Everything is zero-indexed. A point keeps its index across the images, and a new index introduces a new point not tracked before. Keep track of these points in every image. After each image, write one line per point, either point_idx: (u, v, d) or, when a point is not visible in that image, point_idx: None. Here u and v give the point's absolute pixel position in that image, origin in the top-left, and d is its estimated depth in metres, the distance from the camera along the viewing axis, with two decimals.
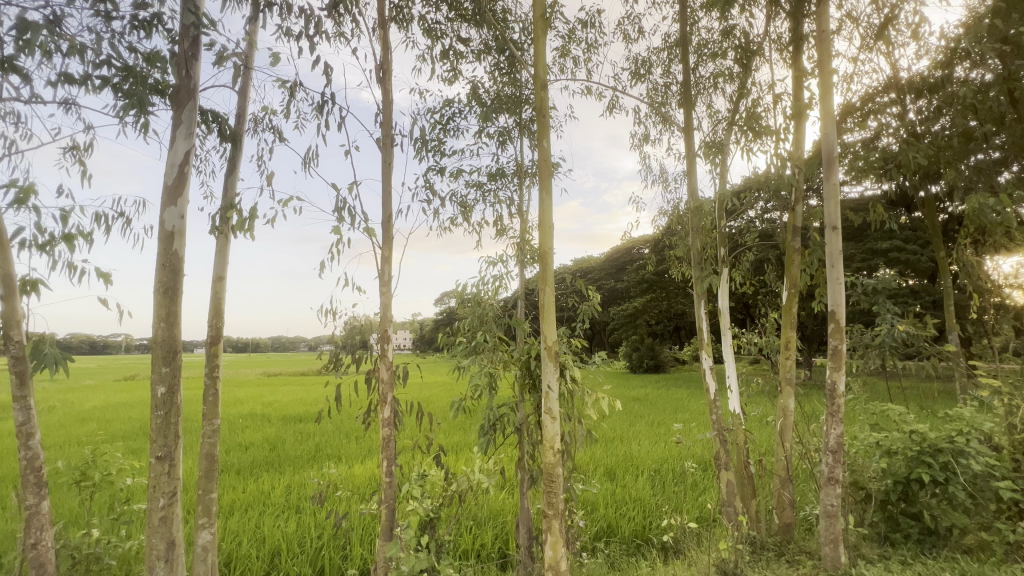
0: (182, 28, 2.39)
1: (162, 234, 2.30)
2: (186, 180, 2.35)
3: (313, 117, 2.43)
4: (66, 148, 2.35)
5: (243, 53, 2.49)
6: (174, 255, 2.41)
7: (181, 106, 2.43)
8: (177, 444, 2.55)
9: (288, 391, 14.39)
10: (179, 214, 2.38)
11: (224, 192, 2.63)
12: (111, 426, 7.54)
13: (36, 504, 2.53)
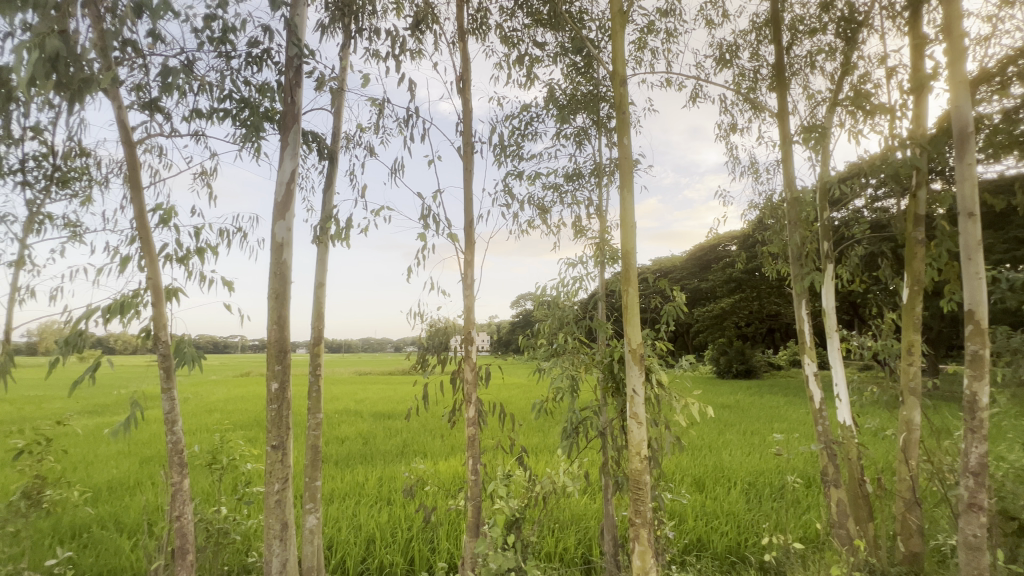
0: (287, 60, 2.67)
1: (273, 246, 2.57)
2: (292, 196, 2.61)
3: (400, 131, 2.58)
4: (198, 173, 2.72)
5: (337, 77, 2.72)
6: (284, 264, 2.68)
7: (287, 129, 2.71)
8: (288, 435, 2.83)
9: (378, 389, 15.38)
10: (287, 227, 2.64)
11: (324, 205, 2.88)
12: (232, 417, 8.55)
13: (179, 482, 2.93)
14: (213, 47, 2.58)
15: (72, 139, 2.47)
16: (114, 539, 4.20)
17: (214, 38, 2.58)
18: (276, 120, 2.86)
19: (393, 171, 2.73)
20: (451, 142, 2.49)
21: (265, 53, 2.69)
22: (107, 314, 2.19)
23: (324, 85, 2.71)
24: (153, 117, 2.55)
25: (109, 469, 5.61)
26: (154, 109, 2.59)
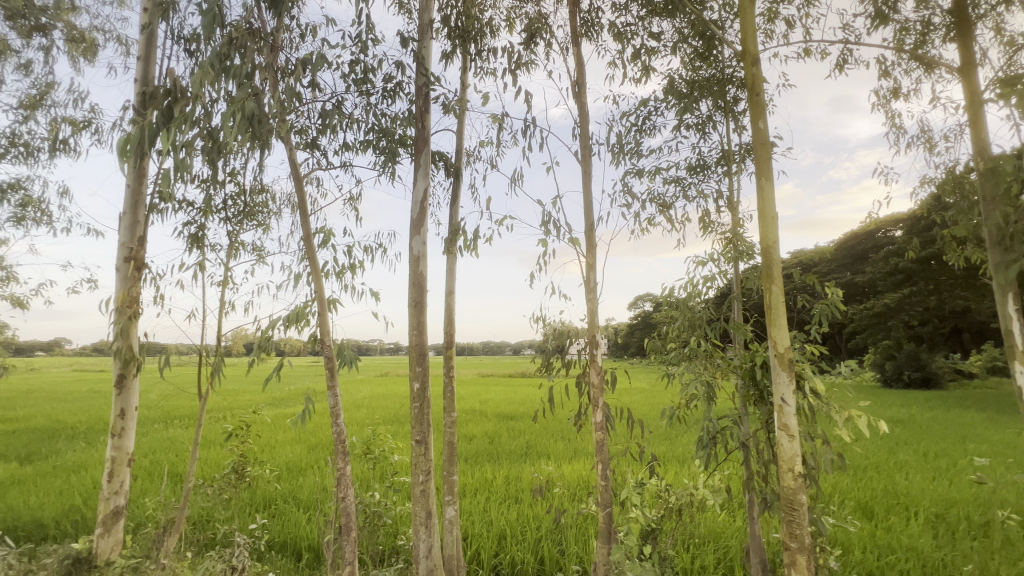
0: (417, 89, 2.94)
1: (411, 259, 2.84)
2: (425, 212, 2.86)
3: (519, 142, 2.68)
4: (349, 198, 3.14)
5: (460, 98, 2.93)
6: (421, 275, 2.95)
7: (419, 152, 2.98)
8: (429, 431, 3.10)
9: (500, 391, 15.99)
10: (422, 241, 2.91)
11: (451, 219, 3.11)
12: (377, 412, 9.59)
13: (343, 467, 3.39)
14: (357, 89, 2.98)
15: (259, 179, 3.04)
16: (295, 511, 5.00)
17: (358, 81, 2.98)
18: (409, 146, 3.19)
19: (513, 181, 2.86)
20: (569, 147, 2.52)
21: (397, 88, 3.02)
22: (286, 323, 2.64)
23: (448, 108, 2.94)
24: (315, 154, 3.03)
25: (288, 453, 6.70)
26: (315, 148, 3.08)
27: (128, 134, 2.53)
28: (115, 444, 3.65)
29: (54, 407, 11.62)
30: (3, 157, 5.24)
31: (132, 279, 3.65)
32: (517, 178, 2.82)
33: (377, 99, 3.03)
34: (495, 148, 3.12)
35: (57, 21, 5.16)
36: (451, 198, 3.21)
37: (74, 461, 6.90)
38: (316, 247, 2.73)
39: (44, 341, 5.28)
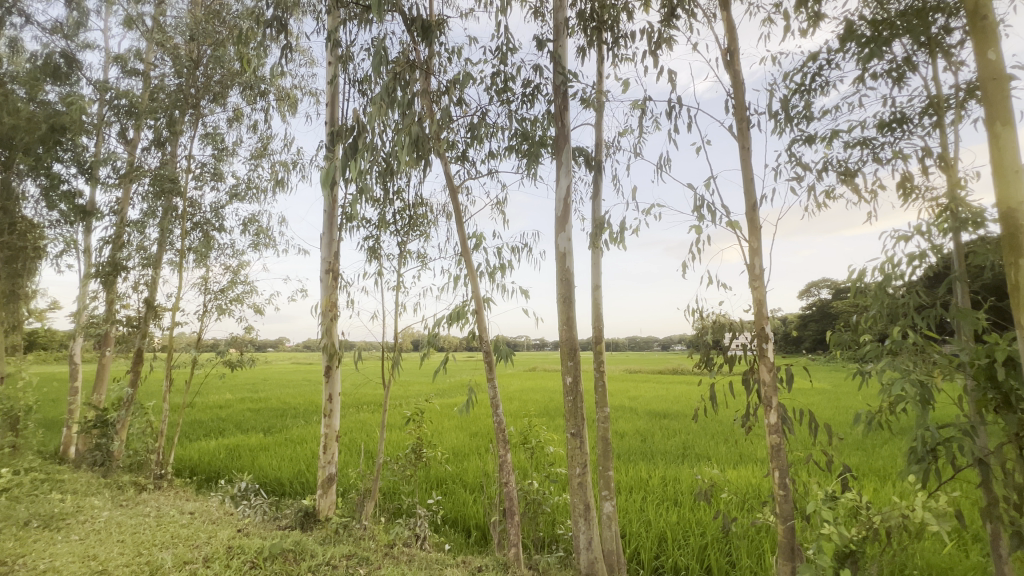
0: (555, 88, 2.99)
1: (557, 255, 2.91)
2: (568, 209, 2.90)
3: (663, 125, 2.55)
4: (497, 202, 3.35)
5: (598, 90, 2.90)
6: (567, 271, 3.00)
7: (560, 150, 3.04)
8: (584, 424, 3.13)
9: (650, 388, 15.36)
10: (567, 237, 2.95)
11: (595, 213, 3.10)
12: (528, 405, 10.01)
13: (504, 455, 3.62)
14: (499, 99, 3.17)
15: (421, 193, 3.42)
16: (464, 492, 5.52)
17: (499, 91, 3.16)
18: (549, 145, 3.28)
19: (659, 167, 2.73)
20: (722, 122, 2.31)
21: (536, 91, 3.13)
22: (449, 320, 2.93)
23: (587, 102, 2.94)
24: (466, 165, 3.31)
25: (454, 439, 7.42)
26: (465, 159, 3.36)
27: (327, 167, 3.09)
28: (327, 423, 4.47)
29: (283, 392, 14.73)
30: (245, 198, 6.84)
31: (331, 287, 4.44)
32: (663, 163, 2.69)
33: (518, 105, 3.18)
34: (636, 136, 3.02)
35: (272, 86, 6.56)
36: (593, 192, 3.20)
37: (299, 434, 8.67)
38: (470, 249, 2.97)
39: (273, 339, 6.72)
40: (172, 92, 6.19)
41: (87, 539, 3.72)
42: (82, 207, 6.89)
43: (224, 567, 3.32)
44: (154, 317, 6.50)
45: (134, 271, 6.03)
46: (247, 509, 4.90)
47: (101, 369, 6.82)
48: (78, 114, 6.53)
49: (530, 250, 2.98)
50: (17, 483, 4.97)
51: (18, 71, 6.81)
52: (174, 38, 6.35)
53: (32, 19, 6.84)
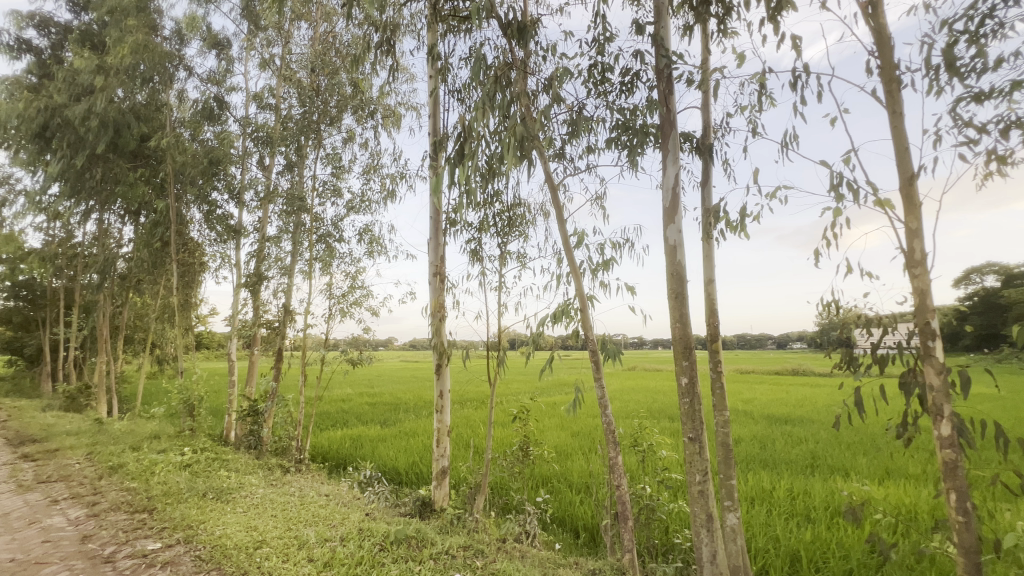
0: (659, 72, 2.82)
1: (667, 248, 2.74)
2: (678, 199, 2.71)
3: (788, 98, 2.27)
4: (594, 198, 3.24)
5: (707, 68, 2.67)
6: (679, 265, 2.80)
7: (666, 137, 2.85)
8: (703, 428, 2.90)
9: (767, 390, 13.99)
10: (678, 229, 2.77)
11: (706, 202, 2.87)
12: (631, 406, 9.66)
13: (614, 457, 3.50)
14: (596, 92, 3.08)
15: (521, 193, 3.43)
16: (571, 492, 5.47)
17: (597, 83, 3.06)
18: (653, 134, 3.10)
19: (783, 145, 2.44)
20: (863, 86, 1.99)
21: (636, 79, 2.99)
22: (553, 318, 2.90)
23: (695, 83, 2.73)
24: (566, 162, 3.26)
25: (557, 438, 7.41)
26: (564, 157, 3.31)
27: (437, 174, 3.23)
28: (439, 418, 4.70)
29: (394, 388, 15.88)
30: (359, 211, 7.48)
31: (439, 289, 4.65)
32: (788, 141, 2.40)
33: (615, 96, 3.06)
34: (752, 114, 2.74)
35: (379, 106, 7.09)
36: (702, 180, 2.96)
37: (411, 428, 9.28)
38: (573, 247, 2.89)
39: (383, 338, 7.24)
40: (298, 121, 6.97)
41: (249, 512, 4.32)
42: (232, 227, 8.04)
43: (357, 547, 3.63)
44: (291, 320, 7.36)
45: (274, 280, 6.89)
46: (372, 495, 5.34)
47: (251, 365, 7.90)
48: (228, 148, 7.63)
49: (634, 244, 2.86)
50: (196, 460, 5.93)
51: (184, 117, 8.15)
52: (299, 72, 7.14)
53: (193, 72, 8.14)
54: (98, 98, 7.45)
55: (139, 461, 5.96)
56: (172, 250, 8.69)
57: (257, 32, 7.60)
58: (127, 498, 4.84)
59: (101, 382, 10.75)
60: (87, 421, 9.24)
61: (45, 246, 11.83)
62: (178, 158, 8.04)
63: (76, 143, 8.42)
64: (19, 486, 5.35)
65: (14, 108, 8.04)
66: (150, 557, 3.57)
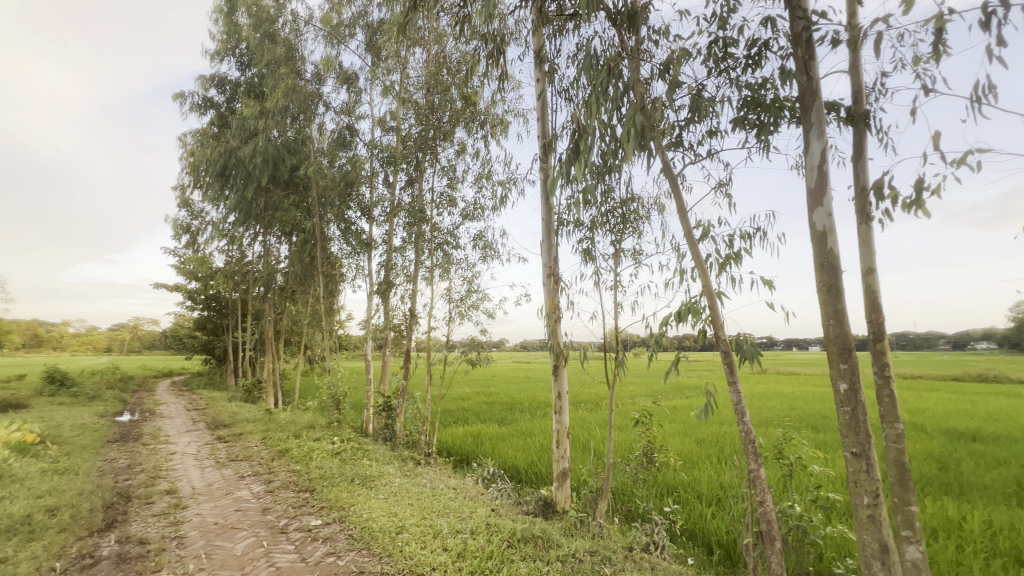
0: (795, 37, 2.45)
1: (814, 235, 2.34)
2: (828, 177, 2.31)
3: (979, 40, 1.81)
4: (718, 186, 2.93)
5: (859, 23, 2.26)
6: (830, 253, 2.37)
7: (807, 110, 2.45)
8: (871, 444, 2.36)
9: (945, 400, 11.65)
10: (828, 212, 2.36)
11: (862, 179, 2.42)
12: (766, 414, 8.70)
13: (756, 469, 3.09)
14: (717, 70, 2.80)
15: (634, 185, 3.24)
16: (701, 504, 5.06)
17: (718, 61, 2.78)
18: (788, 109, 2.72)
19: (972, 100, 1.95)
20: None
21: (765, 49, 2.65)
22: (677, 318, 2.63)
23: (843, 42, 2.33)
24: (685, 151, 3.01)
25: (681, 445, 6.94)
26: (683, 145, 3.06)
27: (551, 174, 3.20)
28: (558, 419, 4.67)
29: (510, 388, 16.36)
30: (473, 218, 7.81)
31: (554, 290, 4.64)
32: (980, 93, 1.92)
33: (740, 72, 2.75)
34: (923, 69, 2.25)
35: (488, 116, 7.33)
36: (854, 155, 2.51)
37: (527, 427, 9.44)
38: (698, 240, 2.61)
39: (498, 339, 7.47)
40: (417, 138, 7.52)
41: (389, 499, 4.73)
42: (365, 240, 8.94)
43: (487, 541, 3.76)
44: (416, 323, 7.96)
45: (402, 287, 7.51)
46: (496, 492, 5.51)
47: (384, 365, 8.68)
48: (359, 170, 8.51)
49: (769, 232, 2.50)
50: (344, 449, 6.68)
51: (324, 146, 9.29)
52: (415, 94, 7.71)
53: (329, 107, 9.25)
54: (261, 139, 8.83)
55: (300, 447, 6.89)
56: (318, 264, 9.95)
57: (379, 62, 8.37)
58: (294, 479, 5.62)
59: (269, 378, 12.71)
60: (261, 411, 10.97)
61: (227, 265, 14.35)
62: (321, 183, 9.19)
63: (246, 179, 10.09)
64: (217, 463, 6.52)
65: (203, 155, 9.88)
66: (314, 532, 4.09)
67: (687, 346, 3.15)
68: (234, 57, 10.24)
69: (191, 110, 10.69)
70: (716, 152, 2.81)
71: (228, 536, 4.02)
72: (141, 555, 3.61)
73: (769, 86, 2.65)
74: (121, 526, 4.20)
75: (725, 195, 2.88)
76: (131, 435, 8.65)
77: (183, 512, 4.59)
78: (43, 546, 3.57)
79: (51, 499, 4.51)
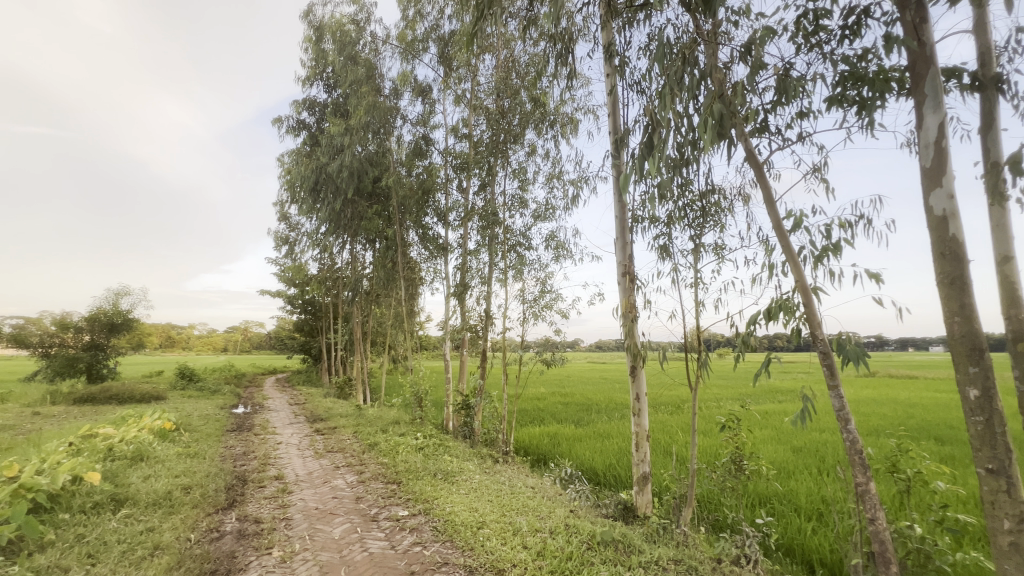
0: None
1: (931, 220, 2.06)
2: (947, 154, 2.03)
3: None
4: (812, 172, 2.68)
5: None
6: (953, 240, 2.07)
7: (920, 80, 2.17)
8: (1013, 460, 2.01)
9: None
10: (948, 194, 2.06)
11: (993, 154, 2.09)
12: (877, 422, 7.79)
13: (864, 483, 2.78)
14: (808, 46, 2.57)
15: (713, 176, 3.07)
16: (799, 519, 4.65)
17: (808, 36, 2.56)
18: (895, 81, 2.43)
19: None
20: None
21: (865, 17, 2.39)
22: (767, 316, 2.45)
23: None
24: (772, 136, 2.79)
25: (774, 453, 6.43)
26: (769, 130, 2.84)
27: (624, 170, 3.12)
28: (637, 421, 4.54)
29: (586, 389, 16.14)
30: (545, 218, 7.83)
31: (629, 289, 4.52)
32: None
33: (836, 45, 2.50)
34: None
35: (558, 115, 7.31)
36: (983, 126, 2.17)
37: (605, 429, 9.26)
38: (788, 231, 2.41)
39: (572, 340, 7.41)
40: (488, 143, 7.70)
41: (470, 494, 4.89)
42: (441, 245, 9.30)
43: (566, 542, 3.75)
44: (491, 324, 8.13)
45: (477, 289, 7.72)
46: (574, 493, 5.47)
47: (462, 365, 8.97)
48: (435, 178, 8.87)
49: (874, 218, 2.24)
50: (426, 445, 7.01)
51: (402, 157, 9.80)
52: (486, 100, 7.90)
53: (406, 120, 9.75)
54: (347, 154, 9.53)
55: (388, 441, 7.33)
56: (399, 268, 10.53)
57: (451, 73, 8.69)
58: (382, 471, 5.99)
59: (358, 376, 13.66)
60: (352, 406, 11.82)
61: (320, 272, 15.64)
62: (400, 192, 9.72)
63: (335, 192, 10.93)
64: (316, 453, 7.13)
65: (298, 172, 10.86)
66: (402, 522, 4.34)
67: (779, 346, 2.91)
68: (322, 80, 11.15)
69: (287, 132, 11.80)
70: (808, 134, 2.57)
71: (327, 521, 4.38)
72: (256, 532, 4.06)
73: (871, 56, 2.39)
74: (240, 506, 4.75)
75: (820, 181, 2.63)
76: (245, 425, 9.73)
77: (289, 496, 5.09)
78: (181, 519, 4.14)
79: (185, 478, 5.20)
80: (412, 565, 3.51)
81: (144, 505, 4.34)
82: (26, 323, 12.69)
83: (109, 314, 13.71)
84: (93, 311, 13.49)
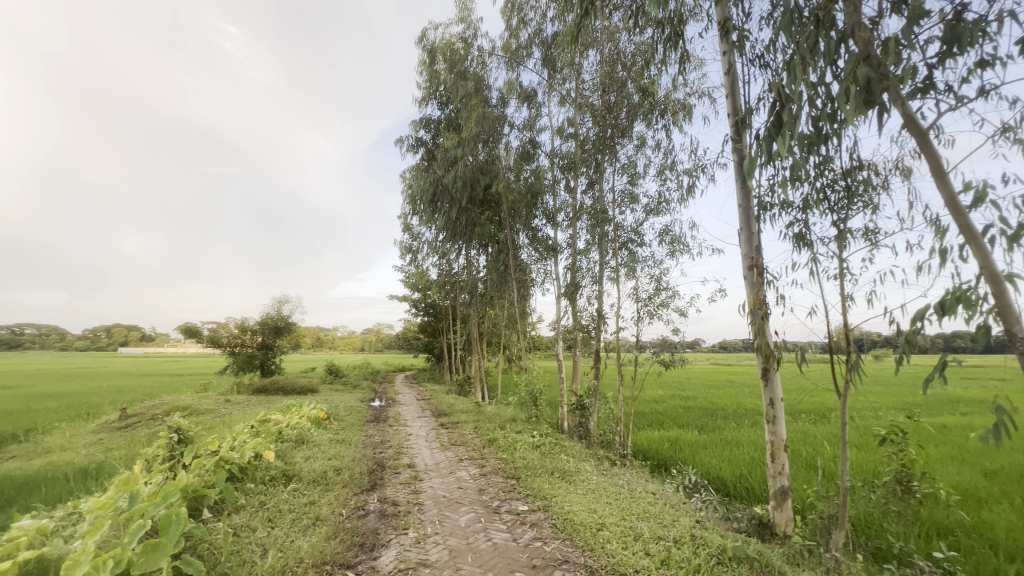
0: None
1: None
2: None
3: None
4: (1000, 132, 2.18)
5: None
6: None
7: None
8: None
9: None
10: None
11: None
12: None
13: None
14: None
15: (859, 150, 2.67)
16: (996, 558, 3.80)
17: None
18: None
19: None
20: None
21: None
22: (938, 312, 2.06)
23: None
24: (940, 96, 2.34)
25: (956, 475, 5.34)
26: (935, 88, 2.38)
27: (748, 155, 2.86)
28: (771, 430, 4.12)
29: (710, 392, 15.04)
30: (658, 213, 7.48)
31: (758, 284, 4.12)
32: None
33: None
34: None
35: (669, 103, 6.95)
36: None
37: (734, 437, 8.53)
38: (967, 209, 1.99)
39: (692, 340, 6.96)
40: (595, 140, 7.59)
41: (588, 495, 4.87)
42: (551, 246, 9.40)
43: (693, 553, 3.54)
44: (604, 324, 7.99)
45: (588, 288, 7.66)
46: (699, 503, 5.14)
47: (576, 365, 8.96)
48: (542, 180, 9.00)
49: None
50: (543, 443, 7.14)
51: (511, 162, 10.12)
52: (591, 97, 7.80)
53: (513, 126, 10.05)
54: (460, 165, 10.13)
55: (506, 437, 7.61)
56: (511, 271, 10.86)
57: (555, 75, 8.77)
58: (502, 466, 6.25)
59: (476, 375, 14.41)
60: (471, 403, 12.48)
61: (440, 277, 16.81)
62: (510, 197, 10.04)
63: (450, 203, 11.69)
64: (442, 446, 7.69)
65: (418, 186, 11.81)
66: (523, 516, 4.48)
67: (960, 347, 2.40)
68: (436, 99, 11.99)
69: (408, 151, 12.90)
70: (993, 87, 2.10)
71: (455, 509, 4.70)
72: (395, 513, 4.50)
73: None
74: (380, 488, 5.31)
75: (1014, 142, 2.12)
76: (381, 417, 10.84)
77: (421, 483, 5.55)
78: (335, 496, 4.77)
79: (336, 461, 5.98)
80: (534, 558, 3.60)
81: (307, 481, 5.09)
82: (218, 327, 15.63)
83: (275, 318, 16.27)
84: (263, 317, 16.13)
